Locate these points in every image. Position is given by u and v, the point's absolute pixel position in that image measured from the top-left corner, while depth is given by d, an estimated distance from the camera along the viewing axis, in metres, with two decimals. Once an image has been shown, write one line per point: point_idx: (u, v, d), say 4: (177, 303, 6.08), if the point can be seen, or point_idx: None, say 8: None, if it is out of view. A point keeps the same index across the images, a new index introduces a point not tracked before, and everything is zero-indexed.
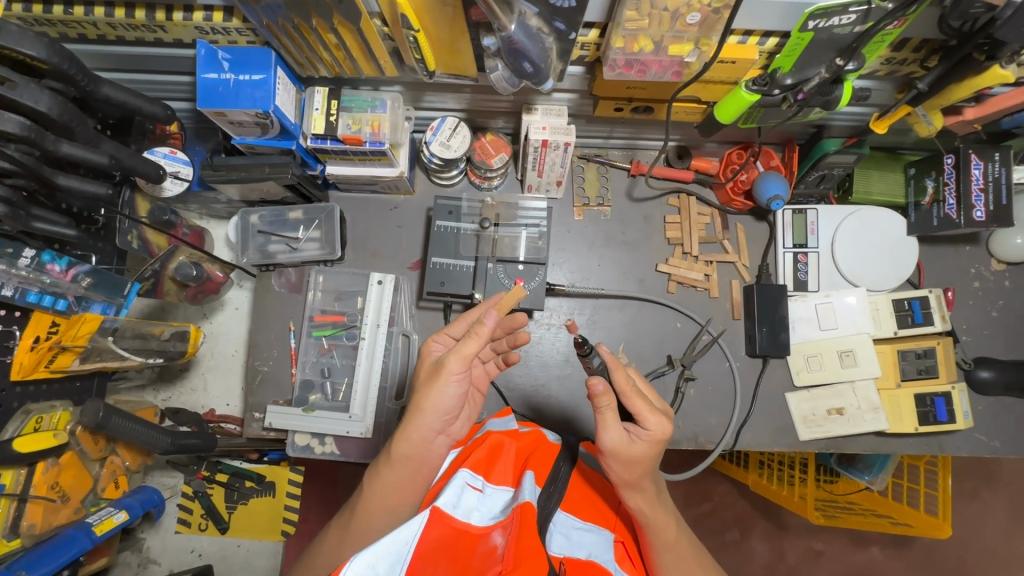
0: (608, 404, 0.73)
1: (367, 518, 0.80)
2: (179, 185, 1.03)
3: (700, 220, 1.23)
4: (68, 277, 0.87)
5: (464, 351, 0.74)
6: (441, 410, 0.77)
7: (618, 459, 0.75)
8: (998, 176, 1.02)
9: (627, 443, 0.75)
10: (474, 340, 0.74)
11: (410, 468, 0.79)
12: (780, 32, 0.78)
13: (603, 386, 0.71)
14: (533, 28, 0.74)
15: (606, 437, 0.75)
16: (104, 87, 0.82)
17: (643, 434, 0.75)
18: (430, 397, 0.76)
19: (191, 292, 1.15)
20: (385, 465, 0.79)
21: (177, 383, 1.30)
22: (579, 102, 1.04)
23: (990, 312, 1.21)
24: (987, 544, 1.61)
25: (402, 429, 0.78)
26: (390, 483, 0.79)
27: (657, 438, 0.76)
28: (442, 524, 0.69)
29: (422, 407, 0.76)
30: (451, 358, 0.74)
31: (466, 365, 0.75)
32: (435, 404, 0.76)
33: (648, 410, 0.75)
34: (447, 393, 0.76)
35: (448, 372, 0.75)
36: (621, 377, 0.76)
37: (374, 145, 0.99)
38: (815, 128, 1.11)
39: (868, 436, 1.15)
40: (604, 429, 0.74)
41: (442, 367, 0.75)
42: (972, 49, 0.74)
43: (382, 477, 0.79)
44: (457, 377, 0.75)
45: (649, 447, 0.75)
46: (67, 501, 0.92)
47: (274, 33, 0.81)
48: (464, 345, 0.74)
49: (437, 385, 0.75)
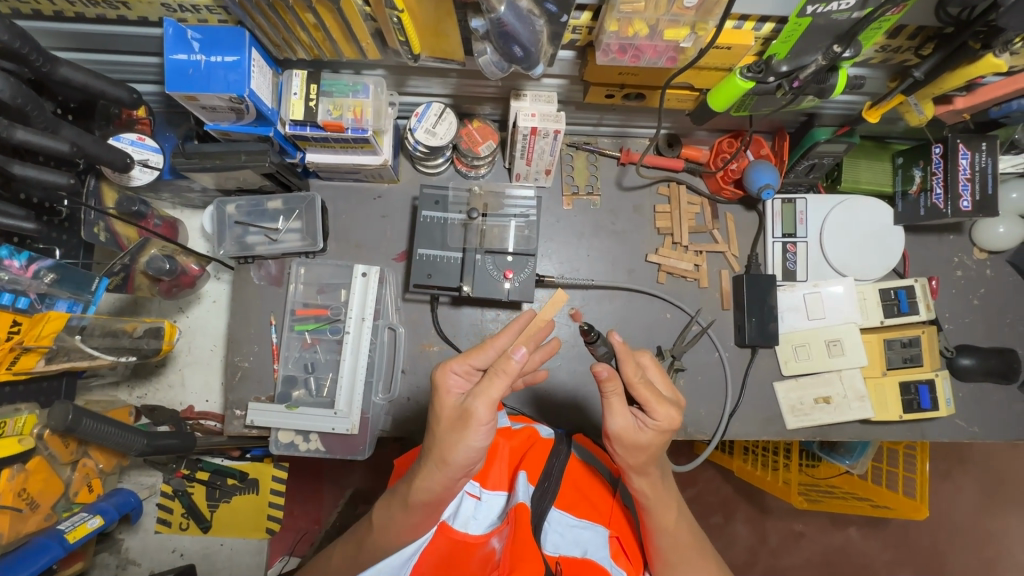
0: (614, 390, 0.73)
1: (377, 544, 0.78)
2: (149, 173, 0.97)
3: (690, 210, 1.21)
4: (28, 274, 0.83)
5: (491, 395, 0.68)
6: (466, 463, 0.70)
7: (623, 443, 0.75)
8: (984, 166, 1.02)
9: (634, 429, 0.75)
10: (496, 379, 0.69)
11: (428, 508, 0.74)
12: (776, 18, 0.77)
13: (609, 371, 0.71)
14: (524, 9, 0.71)
15: (613, 422, 0.74)
16: (61, 68, 0.76)
17: (651, 423, 0.75)
18: (455, 450, 0.69)
19: (165, 288, 1.09)
20: (401, 504, 0.75)
21: (153, 380, 1.25)
22: (569, 88, 1.01)
23: (971, 300, 1.23)
24: (959, 523, 1.66)
25: (421, 476, 0.72)
26: (409, 519, 0.75)
27: (664, 428, 0.75)
28: (444, 536, 0.76)
29: (447, 459, 0.70)
30: (477, 406, 0.68)
31: (494, 411, 0.69)
32: (462, 456, 0.69)
33: (657, 401, 0.74)
34: (476, 444, 0.69)
35: (476, 423, 0.68)
36: (631, 370, 0.74)
37: (356, 132, 0.95)
38: (805, 117, 1.10)
39: (854, 424, 1.17)
40: (610, 414, 0.74)
41: (468, 416, 0.68)
42: (969, 37, 0.74)
43: (399, 511, 0.75)
44: (486, 425, 0.69)
45: (655, 436, 0.75)
46: (37, 509, 0.88)
47: (248, 11, 0.76)
48: (489, 388, 0.68)
49: (465, 436, 0.68)
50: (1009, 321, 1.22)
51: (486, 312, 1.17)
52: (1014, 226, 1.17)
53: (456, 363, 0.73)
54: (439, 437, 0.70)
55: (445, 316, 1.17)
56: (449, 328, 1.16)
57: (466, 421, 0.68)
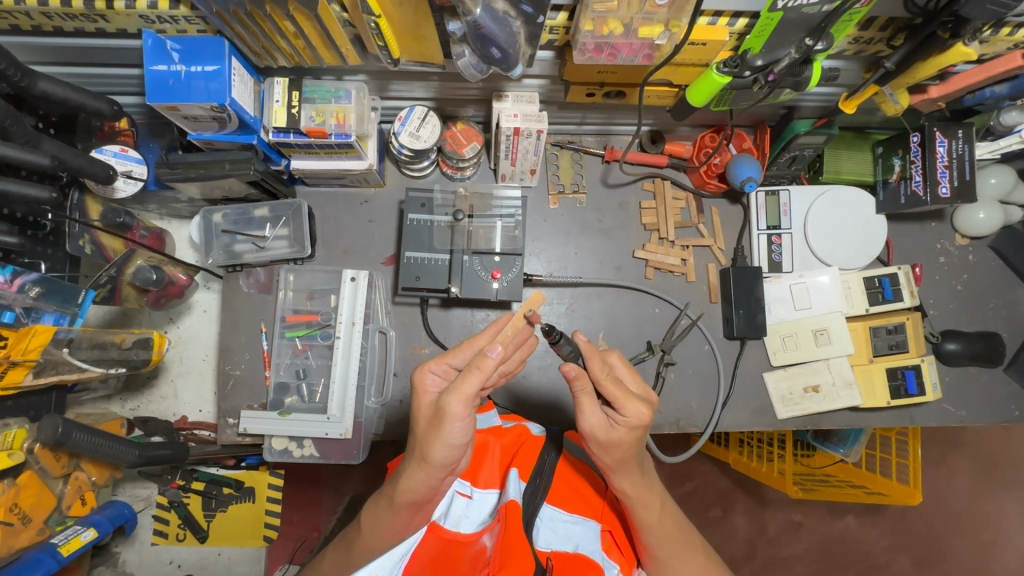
0: (583, 389, 0.75)
1: (368, 545, 0.79)
2: (132, 184, 0.97)
3: (675, 205, 1.22)
4: (13, 288, 0.82)
5: (463, 392, 0.68)
6: (446, 462, 0.71)
7: (597, 441, 0.77)
8: (962, 153, 1.03)
9: (605, 426, 0.76)
10: (469, 375, 0.69)
11: (416, 506, 0.75)
12: (750, 13, 0.78)
13: (577, 371, 0.73)
14: (500, 11, 0.71)
15: (585, 419, 0.77)
16: (40, 82, 0.78)
17: (621, 420, 0.75)
18: (434, 447, 0.70)
19: (153, 298, 1.10)
20: (389, 502, 0.76)
21: (146, 391, 1.25)
22: (550, 88, 1.02)
23: (955, 286, 1.24)
24: (953, 506, 1.67)
25: (406, 476, 0.73)
26: (395, 518, 0.76)
27: (635, 424, 0.75)
28: (435, 536, 0.76)
29: (427, 457, 0.71)
30: (451, 402, 0.68)
31: (468, 407, 0.68)
32: (442, 454, 0.70)
33: (625, 398, 0.74)
34: (453, 441, 0.70)
35: (451, 419, 0.68)
36: (598, 367, 0.76)
37: (340, 137, 0.95)
38: (785, 109, 1.11)
39: (843, 411, 1.18)
40: (581, 413, 0.76)
41: (443, 414, 0.68)
42: (937, 27, 0.75)
43: (385, 510, 0.76)
44: (462, 421, 0.69)
45: (627, 433, 0.76)
46: (29, 523, 0.88)
47: (226, 20, 0.77)
48: (461, 384, 0.68)
49: (442, 432, 0.69)
50: (991, 306, 1.24)
51: (476, 312, 1.17)
52: (994, 211, 1.18)
53: (434, 363, 0.75)
54: (420, 435, 0.71)
55: (435, 318, 1.17)
56: (440, 330, 1.17)
57: (441, 419, 0.69)
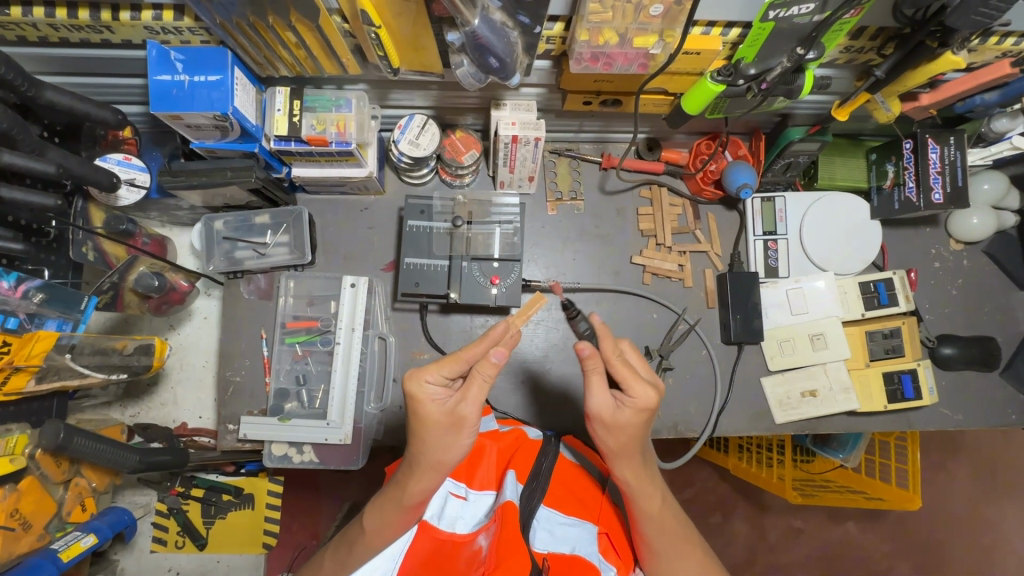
0: (595, 367, 0.77)
1: (368, 545, 0.79)
2: (135, 192, 1.00)
3: (672, 211, 1.24)
4: (17, 293, 0.84)
5: (479, 397, 0.71)
6: (456, 462, 0.74)
7: (604, 423, 0.77)
8: (953, 159, 1.04)
9: (612, 409, 0.76)
10: (482, 383, 0.71)
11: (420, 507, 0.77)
12: (742, 23, 0.80)
13: (590, 349, 0.75)
14: (498, 22, 0.73)
15: (594, 400, 0.77)
16: (46, 92, 0.80)
17: (628, 401, 0.76)
18: (449, 451, 0.72)
19: (154, 304, 1.13)
20: (391, 500, 0.77)
21: (146, 398, 1.26)
22: (548, 97, 1.03)
23: (950, 291, 1.25)
24: (953, 511, 1.67)
25: (412, 481, 0.74)
26: (400, 518, 0.77)
27: (642, 407, 0.76)
28: (427, 535, 0.78)
29: (439, 462, 0.73)
30: (469, 409, 0.71)
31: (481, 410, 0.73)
32: (455, 455, 0.73)
33: (633, 378, 0.75)
34: (466, 443, 0.73)
35: (469, 424, 0.71)
36: (609, 346, 0.78)
37: (340, 145, 0.96)
38: (779, 117, 1.13)
39: (841, 416, 1.19)
40: (590, 392, 0.76)
41: (461, 420, 0.71)
42: (925, 36, 0.77)
43: (392, 511, 0.77)
44: (476, 424, 0.73)
45: (634, 415, 0.76)
46: (29, 529, 0.88)
47: (229, 31, 0.78)
48: (476, 390, 0.71)
49: (459, 437, 0.72)
50: (987, 310, 1.25)
51: (475, 318, 1.18)
52: (987, 217, 1.20)
53: (431, 373, 0.71)
54: (431, 443, 0.72)
55: (434, 324, 1.18)
56: (439, 335, 1.17)
57: (459, 425, 0.71)
